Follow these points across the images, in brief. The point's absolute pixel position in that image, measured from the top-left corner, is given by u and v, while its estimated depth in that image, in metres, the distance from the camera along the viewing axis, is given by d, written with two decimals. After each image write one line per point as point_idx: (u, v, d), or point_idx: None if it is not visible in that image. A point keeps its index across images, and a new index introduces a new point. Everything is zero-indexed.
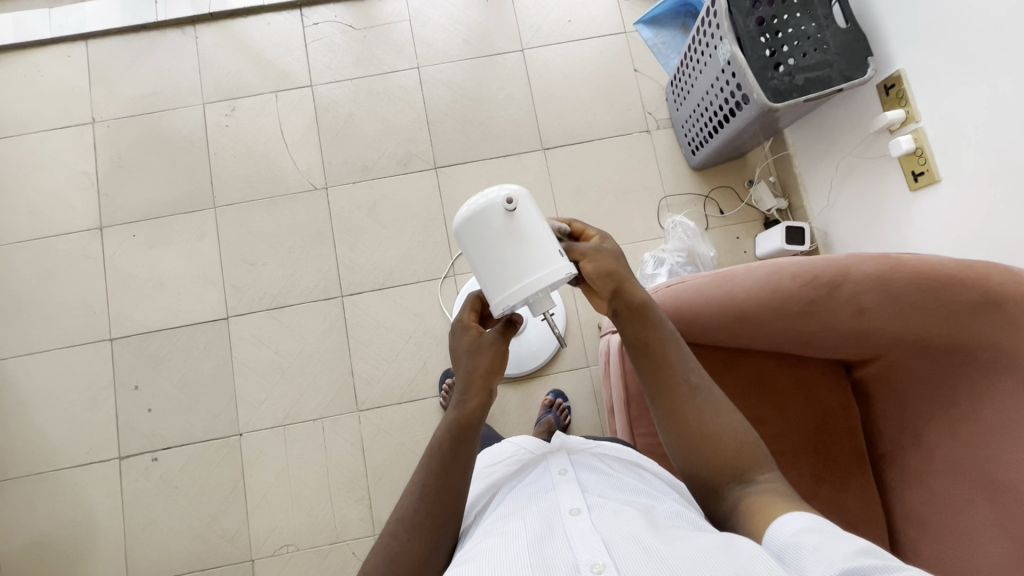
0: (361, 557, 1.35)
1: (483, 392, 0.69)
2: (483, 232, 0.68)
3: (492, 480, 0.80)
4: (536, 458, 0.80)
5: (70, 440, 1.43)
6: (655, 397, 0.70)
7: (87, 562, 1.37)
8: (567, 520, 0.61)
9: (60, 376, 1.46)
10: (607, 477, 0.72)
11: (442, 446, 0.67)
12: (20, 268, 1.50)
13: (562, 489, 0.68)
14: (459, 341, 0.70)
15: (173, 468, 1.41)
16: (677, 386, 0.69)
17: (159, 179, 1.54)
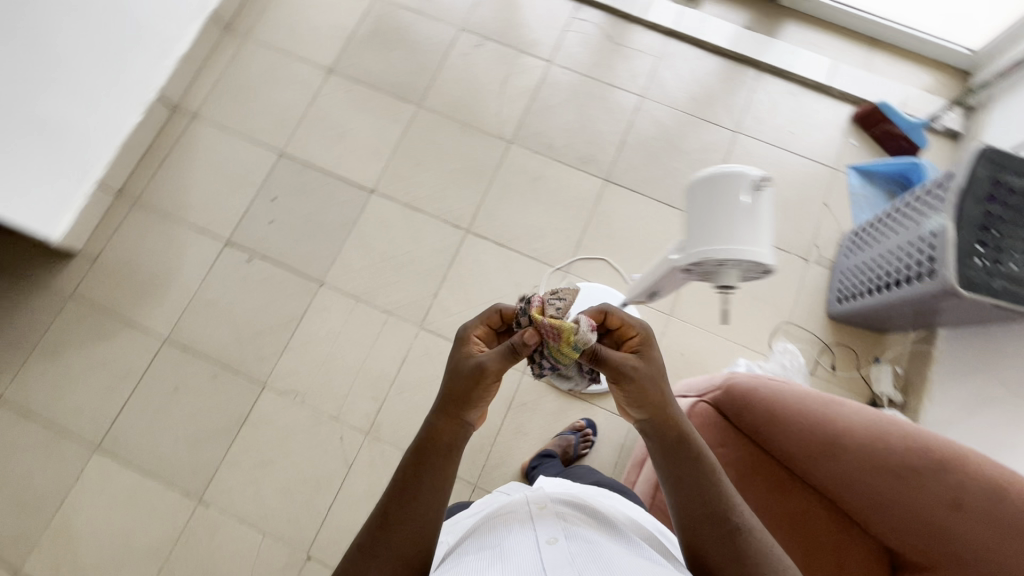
0: (345, 444, 1.42)
1: (449, 421, 0.73)
2: (719, 191, 0.72)
3: (469, 523, 0.90)
4: (510, 496, 0.94)
5: (202, 206, 1.62)
6: (690, 526, 0.71)
7: (152, 302, 1.54)
8: (548, 549, 0.74)
9: (228, 156, 1.66)
10: (576, 511, 0.84)
11: (403, 476, 0.71)
12: (255, 64, 1.75)
13: (539, 523, 0.80)
14: (450, 374, 0.76)
15: (257, 276, 1.56)
16: (715, 518, 0.70)
17: (393, 62, 1.75)
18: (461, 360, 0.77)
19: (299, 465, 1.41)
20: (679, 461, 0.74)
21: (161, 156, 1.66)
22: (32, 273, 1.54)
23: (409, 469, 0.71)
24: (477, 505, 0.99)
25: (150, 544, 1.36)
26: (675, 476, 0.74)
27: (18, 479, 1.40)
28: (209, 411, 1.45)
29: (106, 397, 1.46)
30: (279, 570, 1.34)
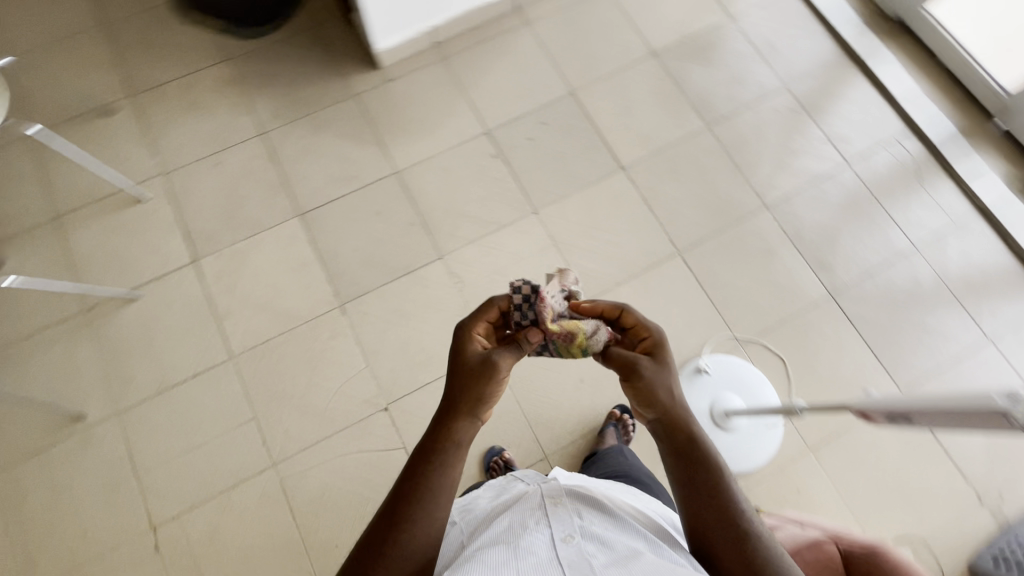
0: None
1: (466, 415, 0.78)
2: None
3: (485, 511, 0.85)
4: (525, 486, 0.87)
5: (484, 93, 1.76)
6: (698, 527, 0.70)
7: (402, 139, 1.71)
8: (562, 549, 0.67)
9: (528, 67, 1.79)
10: (591, 507, 0.77)
11: (415, 466, 0.76)
12: (596, 10, 1.86)
13: (554, 518, 0.73)
14: (457, 376, 0.81)
15: (488, 173, 1.68)
16: (728, 535, 0.68)
17: (707, 78, 1.79)
18: (467, 357, 0.81)
19: (425, 336, 1.51)
20: (692, 466, 0.72)
21: (480, 37, 1.82)
22: (338, 64, 1.78)
23: (421, 467, 0.75)
24: (492, 491, 0.94)
25: (287, 312, 1.54)
26: (689, 479, 0.72)
27: (233, 201, 1.63)
28: (387, 247, 1.59)
29: (326, 185, 1.66)
30: (358, 403, 1.45)
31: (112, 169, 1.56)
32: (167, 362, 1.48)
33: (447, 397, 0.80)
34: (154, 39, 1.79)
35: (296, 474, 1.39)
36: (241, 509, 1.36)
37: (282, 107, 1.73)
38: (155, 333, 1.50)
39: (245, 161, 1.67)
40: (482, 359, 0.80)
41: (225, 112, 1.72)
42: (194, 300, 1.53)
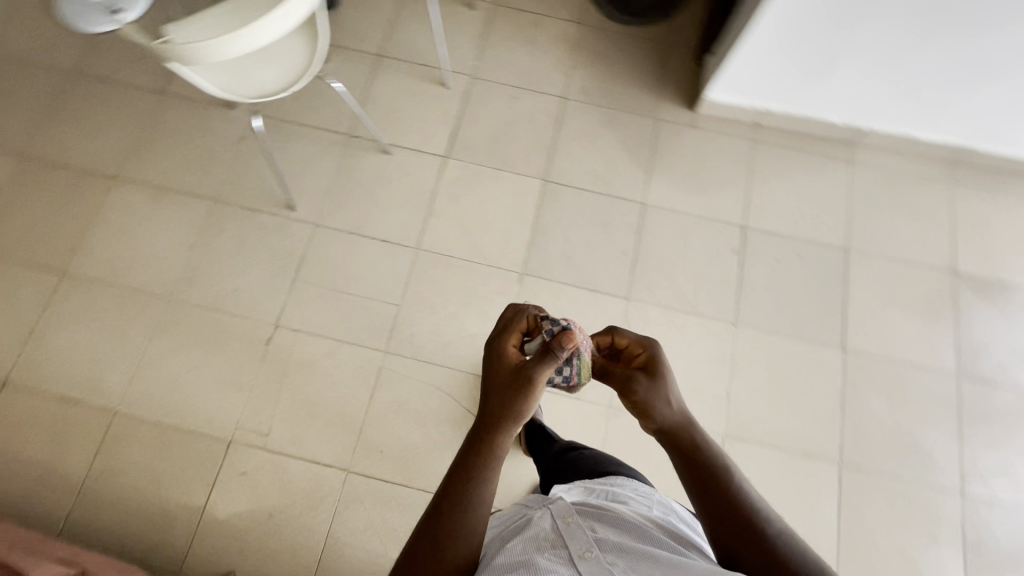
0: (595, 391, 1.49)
1: (504, 427, 0.75)
2: None
3: (496, 532, 0.84)
4: (533, 505, 0.87)
5: (765, 193, 1.69)
6: (713, 519, 0.73)
7: (667, 181, 1.70)
8: (583, 566, 0.67)
9: (821, 199, 1.69)
10: (600, 518, 0.78)
11: (454, 482, 0.72)
12: (925, 193, 1.70)
13: (568, 536, 0.73)
14: (491, 391, 0.78)
15: (718, 261, 1.61)
16: (736, 517, 0.72)
17: (993, 330, 1.56)
18: (505, 368, 0.79)
19: None
20: (696, 469, 0.76)
21: (796, 146, 1.75)
22: (660, 85, 1.81)
23: (459, 478, 0.72)
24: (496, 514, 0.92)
25: (477, 246, 1.62)
26: (704, 482, 0.75)
27: (503, 132, 1.73)
28: (589, 257, 1.61)
29: (579, 173, 1.70)
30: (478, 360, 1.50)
31: (444, 49, 1.75)
32: (371, 215, 1.62)
33: (486, 406, 0.77)
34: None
35: (393, 372, 1.47)
36: (338, 364, 1.48)
37: (592, 88, 1.80)
38: (379, 186, 1.65)
39: (534, 108, 1.77)
40: (515, 371, 0.77)
41: (548, 61, 1.83)
42: (422, 184, 1.66)
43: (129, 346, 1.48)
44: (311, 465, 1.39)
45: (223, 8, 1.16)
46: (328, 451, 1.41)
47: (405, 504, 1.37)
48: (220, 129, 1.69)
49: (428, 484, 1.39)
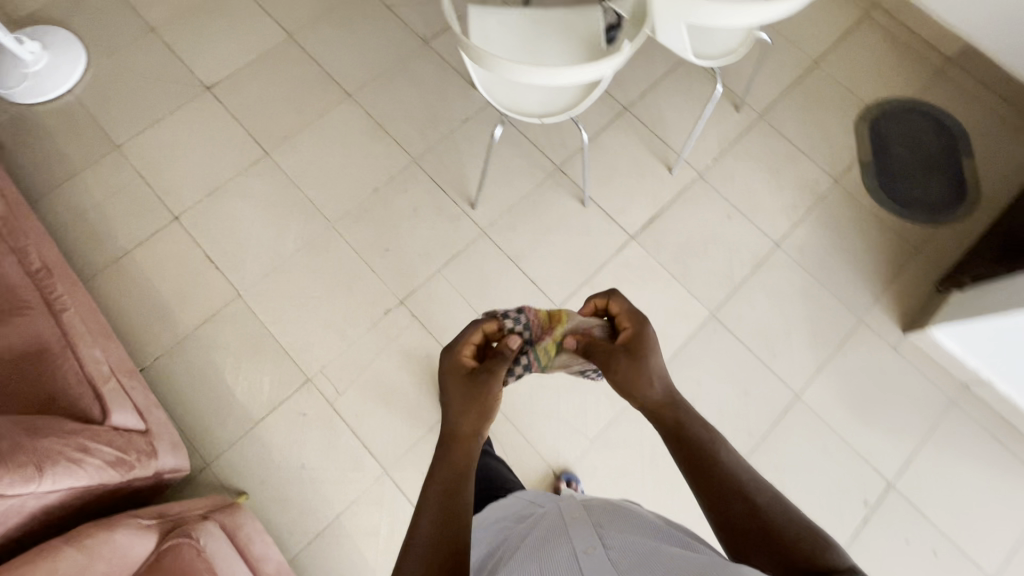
0: None
1: (470, 428, 0.76)
2: None
3: (507, 540, 0.86)
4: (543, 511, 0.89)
5: (935, 462, 1.46)
6: (702, 481, 0.71)
7: (835, 388, 1.52)
8: (586, 564, 0.69)
9: (996, 507, 1.43)
10: (605, 518, 0.79)
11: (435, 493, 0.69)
12: None
13: (575, 536, 0.75)
14: (454, 391, 0.80)
15: (843, 502, 1.41)
16: (730, 487, 0.69)
17: None
18: (462, 371, 0.83)
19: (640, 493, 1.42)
20: (693, 444, 0.74)
21: (998, 433, 1.49)
22: (882, 287, 1.61)
23: (438, 491, 0.70)
24: (510, 512, 0.95)
25: None
26: (690, 451, 0.74)
27: (699, 245, 1.63)
28: (712, 415, 1.47)
29: (751, 326, 1.55)
30: (554, 447, 1.44)
31: (693, 143, 1.67)
32: (536, 253, 1.59)
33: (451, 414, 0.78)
34: (821, 110, 1.80)
35: None
36: (433, 370, 1.47)
37: (809, 250, 1.64)
38: (558, 230, 1.61)
39: (742, 238, 1.64)
40: (467, 372, 0.83)
41: (781, 200, 1.69)
42: (597, 251, 1.60)
43: (279, 247, 1.55)
44: (361, 446, 1.40)
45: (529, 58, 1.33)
46: (380, 443, 1.41)
47: None
48: (453, 103, 1.72)
49: None
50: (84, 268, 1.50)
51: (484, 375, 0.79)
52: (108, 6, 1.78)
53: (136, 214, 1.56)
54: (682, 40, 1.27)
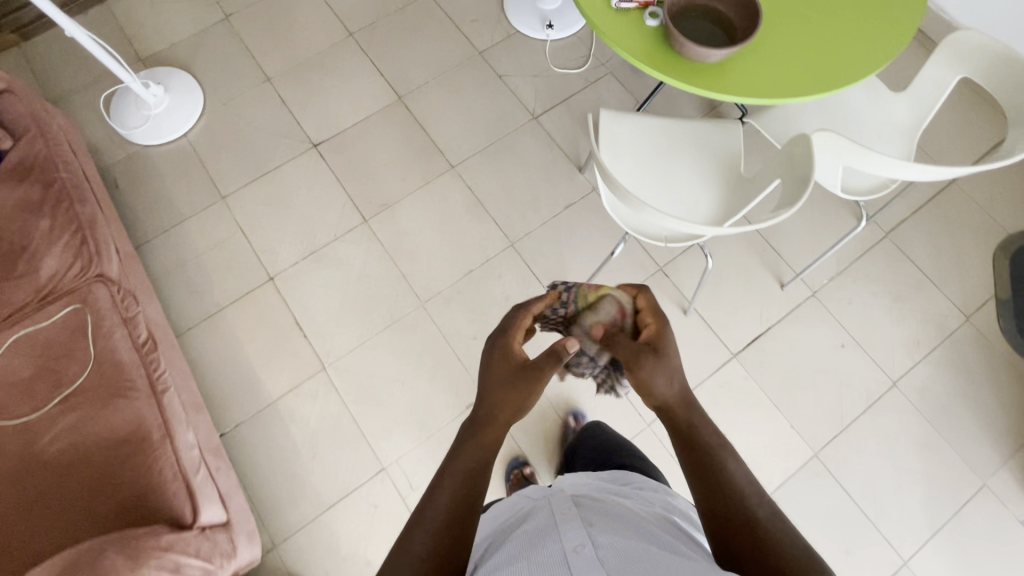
0: None
1: (508, 410, 0.71)
2: None
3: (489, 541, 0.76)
4: (529, 506, 0.79)
5: None
6: (701, 485, 0.65)
7: (946, 556, 1.37)
8: (573, 563, 0.61)
9: None
10: (603, 513, 0.71)
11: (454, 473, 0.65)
12: None
13: (561, 531, 0.66)
14: (493, 368, 0.75)
15: None
16: (728, 496, 0.63)
17: None
18: (509, 352, 0.77)
19: None
20: (698, 451, 0.68)
21: None
22: (1011, 449, 1.45)
23: (458, 473, 0.65)
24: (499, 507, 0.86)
25: None
26: (692, 452, 0.68)
27: (806, 374, 1.50)
28: None
29: (856, 476, 1.42)
30: None
31: (816, 262, 1.56)
32: None
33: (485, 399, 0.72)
34: (955, 235, 1.64)
35: None
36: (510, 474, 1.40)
37: (930, 395, 1.49)
38: None
39: (855, 373, 1.51)
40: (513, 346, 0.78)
41: (902, 334, 1.54)
42: (694, 367, 1.50)
43: (367, 323, 1.52)
44: None
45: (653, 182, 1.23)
46: None
47: None
48: (557, 188, 1.67)
49: None
50: (179, 319, 1.51)
51: (533, 369, 0.72)
52: (229, 53, 1.82)
53: (232, 270, 1.56)
54: (834, 181, 1.17)
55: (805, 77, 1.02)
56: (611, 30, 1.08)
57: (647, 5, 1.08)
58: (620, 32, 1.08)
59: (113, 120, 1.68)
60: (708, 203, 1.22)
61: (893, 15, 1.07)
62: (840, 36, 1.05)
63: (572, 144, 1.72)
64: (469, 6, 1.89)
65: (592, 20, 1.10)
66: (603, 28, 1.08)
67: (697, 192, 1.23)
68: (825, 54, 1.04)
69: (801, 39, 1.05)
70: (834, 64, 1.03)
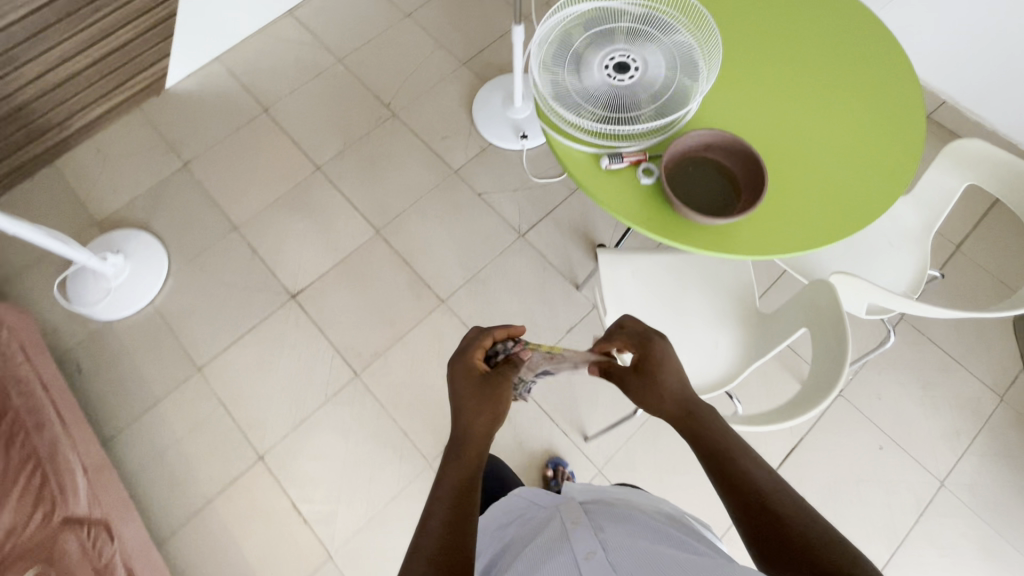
0: None
1: (485, 419, 0.71)
2: None
3: (504, 540, 0.80)
4: (540, 510, 0.82)
5: None
6: (719, 478, 0.67)
7: None
8: (585, 569, 0.65)
9: None
10: (610, 518, 0.75)
11: (445, 492, 0.63)
12: None
13: (574, 539, 0.70)
14: (459, 381, 0.73)
15: None
16: (749, 489, 0.64)
17: None
18: (472, 364, 0.74)
19: None
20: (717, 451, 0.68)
21: None
22: None
23: (452, 489, 0.64)
24: (507, 509, 0.87)
25: None
26: (705, 447, 0.70)
27: (847, 487, 1.41)
28: None
29: None
30: None
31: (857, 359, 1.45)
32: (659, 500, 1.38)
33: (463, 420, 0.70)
34: (971, 306, 1.57)
35: None
36: None
37: (980, 492, 1.41)
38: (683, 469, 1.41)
39: (900, 479, 1.42)
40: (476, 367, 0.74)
41: (939, 426, 1.46)
42: None
43: (372, 495, 1.39)
44: None
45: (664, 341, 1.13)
46: None
47: None
48: (555, 311, 1.58)
49: None
50: (163, 522, 1.36)
51: (499, 379, 0.72)
52: (190, 204, 1.72)
53: (218, 452, 1.43)
54: (859, 309, 1.10)
55: (821, 227, 0.95)
56: (605, 194, 1.01)
57: (639, 162, 1.00)
58: (615, 195, 1.01)
59: (70, 300, 1.55)
60: (733, 347, 1.13)
61: (900, 140, 1.00)
62: (849, 174, 0.98)
63: (564, 259, 1.64)
64: (438, 123, 1.84)
65: (583, 183, 1.02)
66: (596, 194, 1.01)
67: (720, 336, 1.14)
68: (837, 197, 0.96)
69: (810, 183, 0.97)
70: (848, 207, 0.96)
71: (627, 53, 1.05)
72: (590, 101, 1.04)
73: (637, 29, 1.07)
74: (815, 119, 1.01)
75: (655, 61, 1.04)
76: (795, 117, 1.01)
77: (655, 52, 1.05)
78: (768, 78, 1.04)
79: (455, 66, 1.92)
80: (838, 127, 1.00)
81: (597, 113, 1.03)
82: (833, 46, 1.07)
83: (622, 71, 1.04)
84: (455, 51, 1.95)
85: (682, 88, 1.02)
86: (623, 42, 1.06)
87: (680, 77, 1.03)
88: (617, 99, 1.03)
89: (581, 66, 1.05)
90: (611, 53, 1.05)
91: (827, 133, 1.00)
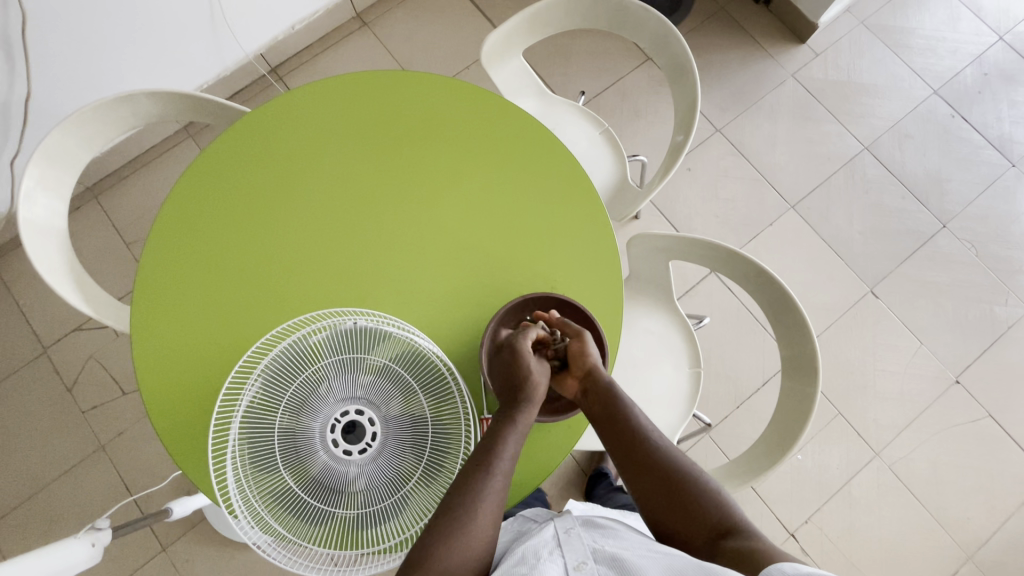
0: (1004, 305, 1.55)
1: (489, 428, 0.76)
2: None
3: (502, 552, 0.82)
4: (538, 524, 0.82)
5: (916, 53, 1.73)
6: (659, 479, 0.72)
7: (857, 113, 1.68)
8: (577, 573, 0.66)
9: (947, 18, 1.76)
10: (610, 533, 0.74)
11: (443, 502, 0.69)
12: None
13: (567, 548, 0.70)
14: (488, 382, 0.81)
15: (955, 131, 1.67)
16: (684, 494, 0.71)
17: None
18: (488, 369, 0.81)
19: (961, 300, 1.55)
20: (631, 426, 0.74)
21: None
22: (763, 47, 1.72)
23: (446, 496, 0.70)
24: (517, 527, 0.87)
25: (822, 306, 1.52)
26: (639, 451, 0.74)
27: (724, 205, 1.59)
28: (891, 226, 1.59)
29: (804, 173, 1.62)
30: (931, 379, 1.49)
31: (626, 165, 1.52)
32: (738, 374, 1.43)
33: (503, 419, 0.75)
34: (572, 42, 1.65)
35: (903, 459, 1.43)
36: (864, 499, 1.40)
37: (726, 99, 1.67)
38: (715, 349, 1.44)
39: (717, 160, 1.62)
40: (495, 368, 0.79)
41: None
42: (736, 310, 1.46)
43: None
44: None
45: (647, 388, 1.06)
46: (947, 560, 1.37)
47: (1016, 518, 1.41)
48: None
49: (1008, 489, 1.43)
50: None
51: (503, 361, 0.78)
52: None
53: None
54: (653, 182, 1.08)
55: (588, 234, 0.92)
56: (525, 468, 0.87)
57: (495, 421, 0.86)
58: (528, 447, 0.87)
59: None
60: (656, 316, 1.09)
61: (498, 126, 0.95)
62: (533, 190, 0.93)
63: None
64: None
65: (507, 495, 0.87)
66: (527, 480, 0.87)
67: (640, 322, 1.09)
68: (563, 215, 0.92)
69: (543, 229, 0.91)
70: (578, 211, 0.93)
71: (332, 419, 0.76)
72: (398, 480, 0.75)
73: (290, 399, 0.76)
74: (462, 204, 0.91)
75: (353, 383, 0.77)
76: (464, 231, 0.90)
77: (338, 381, 0.77)
78: (403, 240, 0.89)
79: (164, 562, 1.35)
80: (481, 184, 0.92)
81: (418, 469, 0.76)
82: (371, 159, 0.92)
83: (359, 431, 0.76)
84: (136, 564, 1.34)
85: (402, 353, 0.79)
86: (311, 419, 0.76)
87: (382, 352, 0.79)
88: (403, 442, 0.76)
89: (340, 488, 0.74)
90: (328, 442, 0.75)
91: (485, 196, 0.92)
